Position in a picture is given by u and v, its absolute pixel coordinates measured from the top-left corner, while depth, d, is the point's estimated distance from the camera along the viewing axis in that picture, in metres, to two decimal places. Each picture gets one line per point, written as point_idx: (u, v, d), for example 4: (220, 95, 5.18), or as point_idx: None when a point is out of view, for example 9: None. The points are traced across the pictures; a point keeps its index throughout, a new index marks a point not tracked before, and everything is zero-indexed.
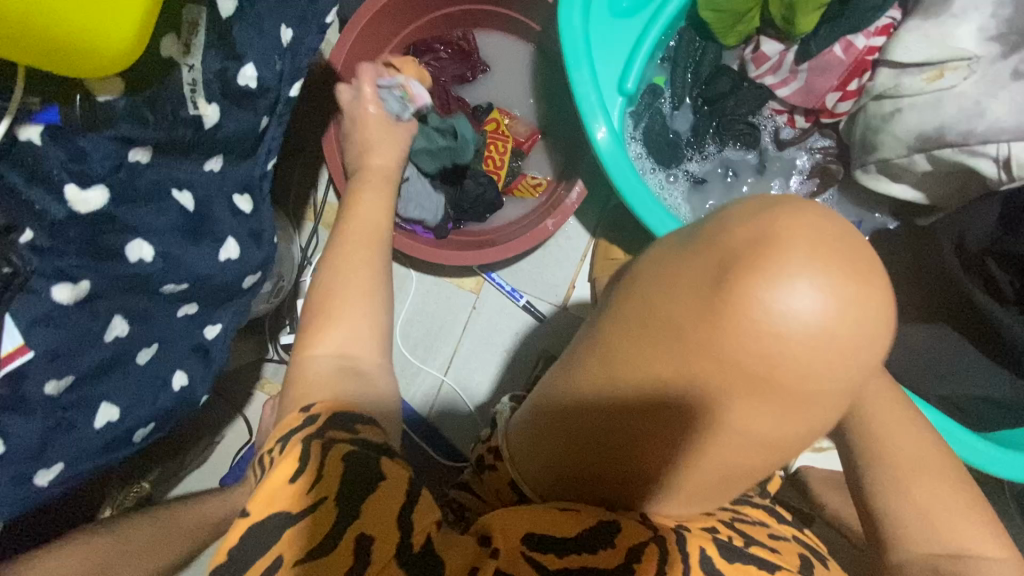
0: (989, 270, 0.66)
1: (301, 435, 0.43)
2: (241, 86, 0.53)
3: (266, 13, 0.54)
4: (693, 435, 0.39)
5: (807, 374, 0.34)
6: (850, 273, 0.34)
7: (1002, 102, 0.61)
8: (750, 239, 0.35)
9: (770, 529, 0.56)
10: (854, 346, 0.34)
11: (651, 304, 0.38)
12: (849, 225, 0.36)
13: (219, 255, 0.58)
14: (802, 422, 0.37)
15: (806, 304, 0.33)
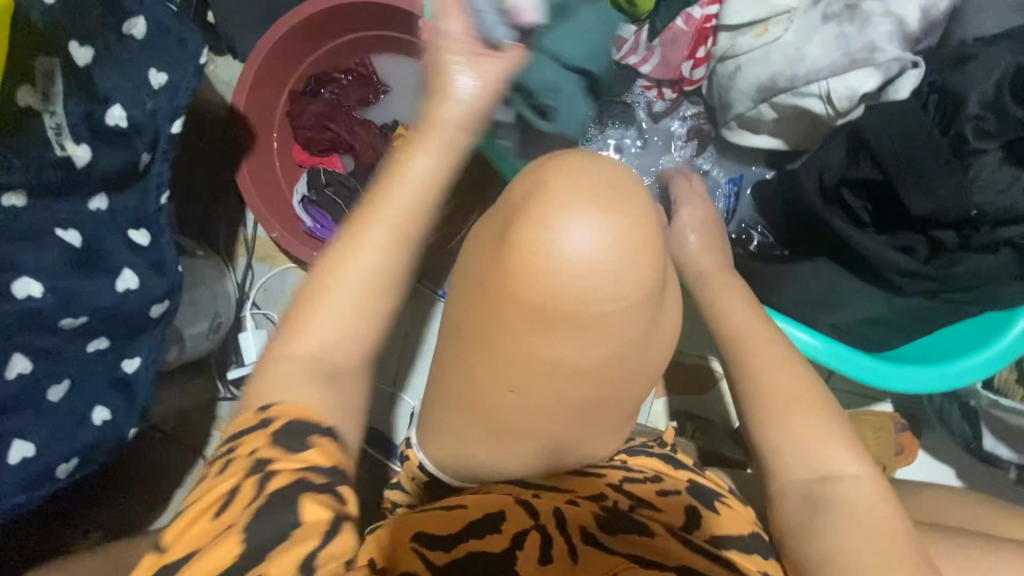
0: (845, 199, 0.71)
1: (239, 439, 0.42)
2: (111, 126, 0.60)
3: (129, 61, 0.60)
4: (521, 369, 0.46)
5: (582, 296, 0.41)
6: (606, 206, 0.42)
7: (818, 44, 0.67)
8: (528, 193, 0.44)
9: (662, 483, 0.58)
10: (617, 268, 0.41)
11: (471, 261, 0.47)
12: (611, 172, 0.44)
13: (117, 285, 0.62)
14: (600, 344, 0.44)
15: (559, 236, 0.41)
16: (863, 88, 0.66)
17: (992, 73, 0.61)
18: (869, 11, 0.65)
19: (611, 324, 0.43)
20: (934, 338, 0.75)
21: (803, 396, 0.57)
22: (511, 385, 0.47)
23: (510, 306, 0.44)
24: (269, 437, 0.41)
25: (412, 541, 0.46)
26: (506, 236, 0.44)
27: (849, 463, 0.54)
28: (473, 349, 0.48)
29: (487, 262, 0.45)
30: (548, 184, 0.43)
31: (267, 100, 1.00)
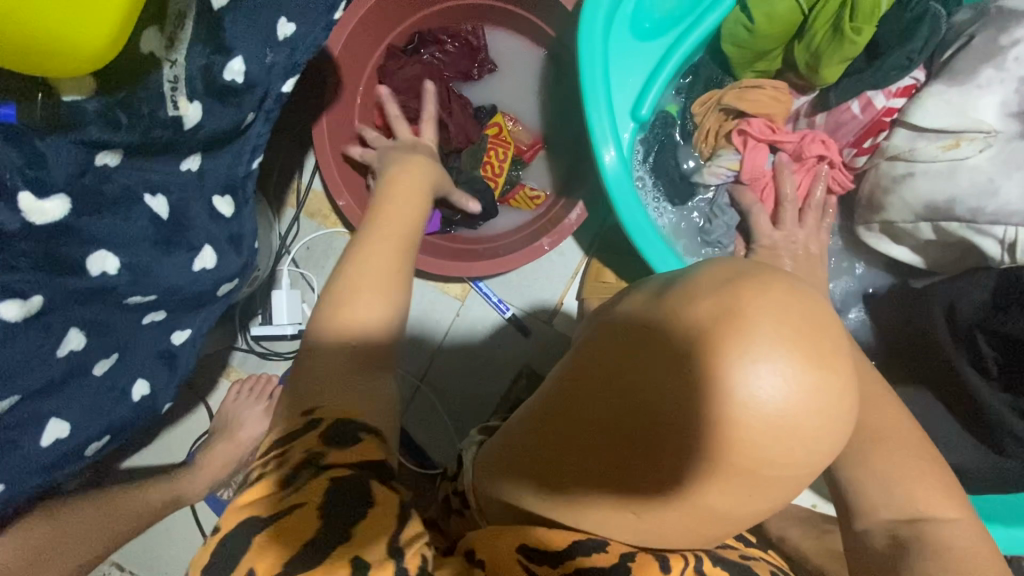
0: (978, 345, 0.66)
1: (289, 449, 0.40)
2: (227, 81, 0.49)
3: (263, 4, 0.49)
4: (647, 510, 0.36)
5: (766, 463, 0.31)
6: (815, 356, 0.30)
7: (1015, 184, 0.60)
8: (711, 313, 0.30)
9: (741, 549, 0.54)
10: (822, 433, 0.30)
11: (608, 368, 0.35)
12: (807, 298, 0.31)
13: (193, 264, 0.53)
14: (765, 502, 0.34)
15: (757, 392, 0.29)
16: None
17: None
18: None
19: (785, 485, 0.33)
20: None
21: (888, 440, 0.52)
22: (607, 506, 0.37)
23: (631, 424, 0.33)
24: (320, 434, 0.41)
25: (518, 552, 0.41)
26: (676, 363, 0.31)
27: (945, 507, 0.50)
28: (578, 467, 0.37)
29: (644, 381, 0.33)
30: (745, 313, 0.30)
31: (363, 49, 0.89)
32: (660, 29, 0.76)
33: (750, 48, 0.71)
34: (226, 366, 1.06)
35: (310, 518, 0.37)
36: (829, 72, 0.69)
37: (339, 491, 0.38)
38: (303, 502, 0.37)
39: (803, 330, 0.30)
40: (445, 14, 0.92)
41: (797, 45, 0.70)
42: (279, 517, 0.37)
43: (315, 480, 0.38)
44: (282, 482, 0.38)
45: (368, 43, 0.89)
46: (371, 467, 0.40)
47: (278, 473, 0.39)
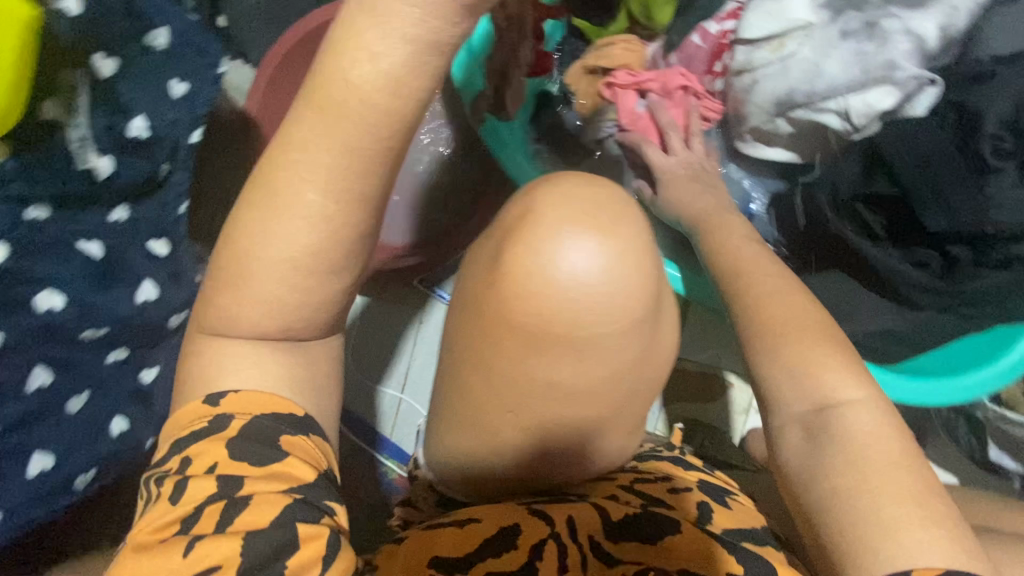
0: (862, 215, 0.72)
1: (191, 451, 0.41)
2: (133, 136, 0.60)
3: (150, 69, 0.60)
4: (520, 391, 0.50)
5: (574, 320, 0.47)
6: (598, 229, 0.47)
7: (836, 59, 0.66)
8: (521, 215, 0.50)
9: (674, 482, 0.61)
10: (614, 288, 0.46)
11: (469, 288, 0.52)
12: (592, 189, 0.50)
13: (135, 296, 0.63)
14: (598, 363, 0.49)
15: (560, 258, 0.46)
16: (881, 107, 0.65)
17: (1008, 89, 0.60)
18: (888, 29, 0.64)
19: (603, 346, 0.48)
20: (950, 353, 0.74)
21: (798, 332, 0.54)
22: (497, 398, 0.51)
23: (486, 313, 0.49)
24: (228, 453, 0.40)
25: (431, 566, 0.46)
26: (500, 258, 0.49)
27: (846, 389, 0.50)
28: (468, 369, 0.52)
29: (483, 279, 0.50)
30: (541, 208, 0.49)
31: (279, 105, 0.99)
32: None
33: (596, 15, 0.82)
34: None
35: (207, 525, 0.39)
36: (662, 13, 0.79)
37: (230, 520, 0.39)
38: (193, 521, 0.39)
39: (589, 211, 0.48)
40: None
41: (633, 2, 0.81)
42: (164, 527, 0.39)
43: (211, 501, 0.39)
44: (178, 487, 0.40)
45: (283, 100, 0.99)
46: (280, 509, 0.40)
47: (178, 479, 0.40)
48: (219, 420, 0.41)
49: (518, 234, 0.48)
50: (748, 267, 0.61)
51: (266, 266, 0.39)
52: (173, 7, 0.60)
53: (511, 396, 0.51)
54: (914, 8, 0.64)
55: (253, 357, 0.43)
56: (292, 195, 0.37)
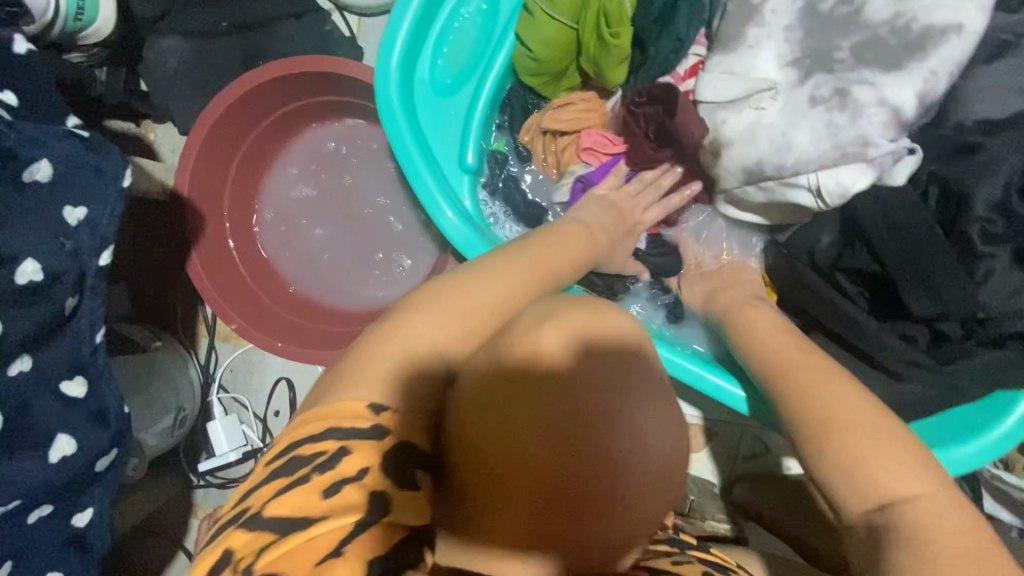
0: (841, 284, 0.67)
1: (349, 442, 0.41)
2: (22, 284, 0.54)
3: (36, 206, 0.54)
4: (550, 534, 0.40)
5: (603, 477, 0.39)
6: (614, 356, 0.41)
7: (805, 131, 0.61)
8: (525, 351, 0.41)
9: (675, 556, 0.56)
10: (647, 433, 0.40)
11: (471, 410, 0.42)
12: (600, 312, 0.44)
13: (50, 456, 0.57)
14: (638, 515, 0.41)
15: (580, 396, 0.40)
16: (856, 186, 0.61)
17: (998, 167, 0.56)
18: (860, 98, 0.59)
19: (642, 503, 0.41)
20: (940, 422, 0.71)
21: (870, 432, 0.47)
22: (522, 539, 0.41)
23: (498, 450, 0.40)
24: (381, 464, 0.40)
25: None
26: (508, 395, 0.40)
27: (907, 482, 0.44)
28: (478, 509, 0.41)
29: (486, 417, 0.41)
30: (548, 349, 0.41)
31: (215, 179, 0.91)
32: (459, 82, 0.80)
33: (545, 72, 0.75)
34: (191, 506, 1.06)
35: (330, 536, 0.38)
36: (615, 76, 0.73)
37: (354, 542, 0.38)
38: (330, 523, 0.38)
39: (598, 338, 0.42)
40: (280, 122, 0.94)
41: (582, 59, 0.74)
42: (277, 530, 0.39)
43: (351, 510, 0.39)
44: (330, 479, 0.39)
45: (219, 174, 0.92)
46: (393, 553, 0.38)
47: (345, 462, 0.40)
48: (385, 427, 0.42)
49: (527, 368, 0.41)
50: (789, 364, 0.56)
51: (466, 293, 0.50)
52: (55, 136, 0.55)
53: (545, 537, 0.40)
54: (888, 70, 0.58)
55: (399, 376, 0.45)
56: (503, 271, 0.54)
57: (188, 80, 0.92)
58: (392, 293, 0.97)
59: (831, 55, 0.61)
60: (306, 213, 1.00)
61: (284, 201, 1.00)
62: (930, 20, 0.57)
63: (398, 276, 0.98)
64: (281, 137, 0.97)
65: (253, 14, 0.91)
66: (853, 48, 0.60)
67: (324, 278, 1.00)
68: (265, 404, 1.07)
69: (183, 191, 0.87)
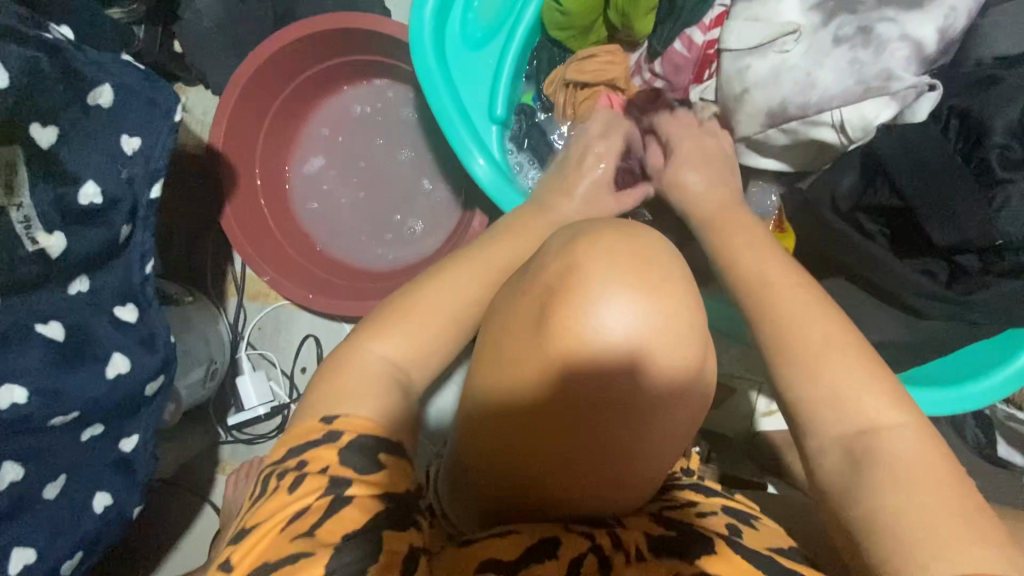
0: (862, 224, 0.69)
1: (306, 454, 0.46)
2: (84, 204, 0.57)
3: (96, 129, 0.57)
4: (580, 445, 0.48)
5: (630, 388, 0.46)
6: (641, 283, 0.46)
7: (829, 69, 0.64)
8: (558, 273, 0.48)
9: (698, 507, 0.56)
10: (670, 346, 0.45)
11: (506, 340, 0.49)
12: (641, 248, 0.48)
13: (106, 373, 0.59)
14: (655, 430, 0.48)
15: (606, 319, 0.45)
16: (879, 120, 0.63)
17: (1017, 97, 0.58)
18: (884, 35, 0.61)
19: (664, 412, 0.47)
20: (952, 362, 0.73)
21: (842, 356, 0.48)
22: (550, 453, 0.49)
23: (534, 369, 0.47)
24: (340, 459, 0.45)
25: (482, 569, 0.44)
26: (543, 323, 0.47)
27: (886, 412, 0.46)
28: (513, 427, 0.49)
29: (522, 341, 0.48)
30: (582, 264, 0.47)
31: (248, 135, 0.94)
32: (490, 36, 0.82)
33: (573, 27, 0.78)
34: (217, 461, 1.09)
35: (304, 521, 0.43)
36: (641, 25, 0.76)
37: (330, 519, 0.42)
38: (307, 508, 0.43)
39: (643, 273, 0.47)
40: (311, 81, 0.97)
41: (609, 10, 0.77)
42: (249, 535, 0.43)
43: (320, 492, 0.43)
44: (291, 478, 0.45)
45: (251, 130, 0.94)
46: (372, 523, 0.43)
47: (295, 473, 0.45)
48: (338, 427, 0.47)
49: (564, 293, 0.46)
50: (773, 287, 0.55)
51: (454, 276, 0.59)
52: (114, 65, 0.58)
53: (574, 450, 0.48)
54: (911, 7, 0.61)
55: (380, 386, 0.51)
56: (452, 276, 0.59)
57: (222, 41, 0.95)
58: (402, 255, 1.00)
59: None
60: (333, 172, 1.02)
61: (314, 160, 1.02)
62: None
63: (410, 238, 1.01)
64: (311, 97, 1.00)
65: None
66: None
67: (350, 235, 1.02)
68: (292, 361, 1.09)
69: (217, 144, 0.90)
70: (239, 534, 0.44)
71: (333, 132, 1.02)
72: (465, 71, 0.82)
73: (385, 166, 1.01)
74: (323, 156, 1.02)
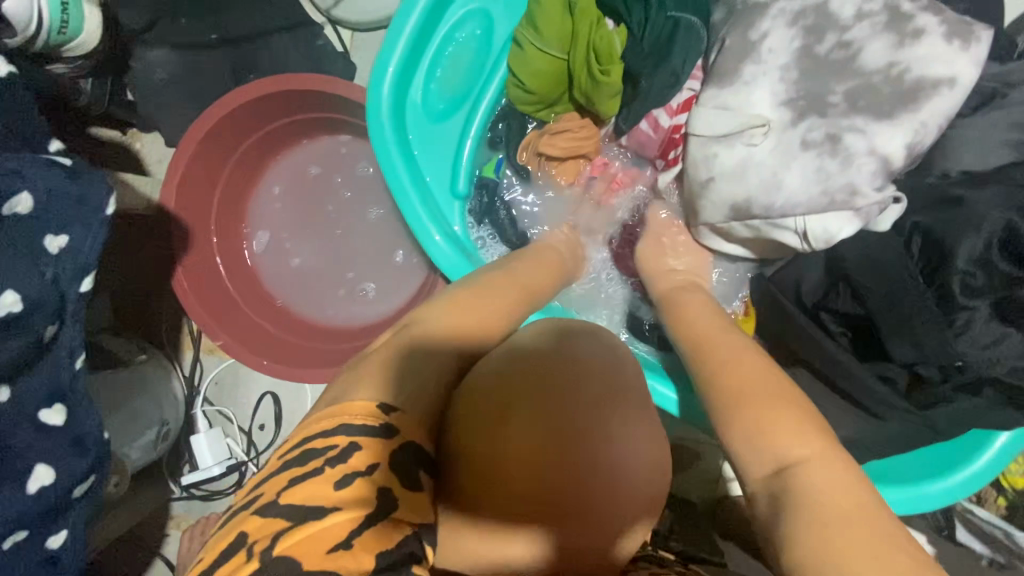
0: (824, 322, 0.68)
1: (357, 440, 0.40)
2: (2, 314, 0.53)
3: (19, 233, 0.53)
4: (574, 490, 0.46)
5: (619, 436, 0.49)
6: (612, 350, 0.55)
7: (796, 173, 0.61)
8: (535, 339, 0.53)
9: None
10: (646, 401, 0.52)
11: (494, 383, 0.48)
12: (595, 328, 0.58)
13: (28, 486, 0.57)
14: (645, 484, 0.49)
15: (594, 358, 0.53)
16: (841, 234, 0.61)
17: (982, 224, 0.56)
18: (851, 146, 0.59)
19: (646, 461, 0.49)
20: (915, 457, 0.73)
21: (785, 414, 0.47)
22: (541, 495, 0.46)
23: (517, 409, 0.47)
24: (389, 462, 0.40)
25: None
26: (540, 370, 0.49)
27: (795, 445, 0.44)
28: (498, 474, 0.45)
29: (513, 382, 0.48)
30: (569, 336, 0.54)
31: (204, 192, 0.90)
32: (454, 106, 0.80)
33: (536, 102, 0.77)
34: (170, 516, 1.05)
35: (336, 530, 0.37)
36: (605, 107, 0.75)
37: (365, 534, 0.37)
38: (342, 515, 0.37)
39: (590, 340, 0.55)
40: (269, 137, 0.93)
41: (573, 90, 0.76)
42: (280, 521, 0.38)
43: (362, 504, 0.38)
44: (341, 472, 0.39)
45: (207, 188, 0.91)
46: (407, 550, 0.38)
47: (340, 465, 0.39)
48: (393, 428, 0.41)
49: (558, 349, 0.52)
50: (712, 340, 0.58)
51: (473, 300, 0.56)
52: (38, 165, 0.54)
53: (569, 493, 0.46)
54: (880, 119, 0.58)
55: (385, 379, 0.45)
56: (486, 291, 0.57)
57: (175, 93, 0.91)
58: (365, 318, 0.98)
59: (825, 99, 0.61)
60: (296, 227, 0.99)
61: (273, 214, 0.99)
62: (923, 72, 0.57)
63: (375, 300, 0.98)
64: (271, 151, 0.96)
65: (244, 27, 0.89)
66: (847, 92, 0.60)
67: (310, 293, 0.99)
68: (251, 417, 1.06)
69: (169, 205, 0.86)
70: (272, 517, 0.38)
71: (300, 182, 0.98)
72: (428, 141, 0.80)
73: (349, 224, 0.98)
74: (286, 210, 0.99)
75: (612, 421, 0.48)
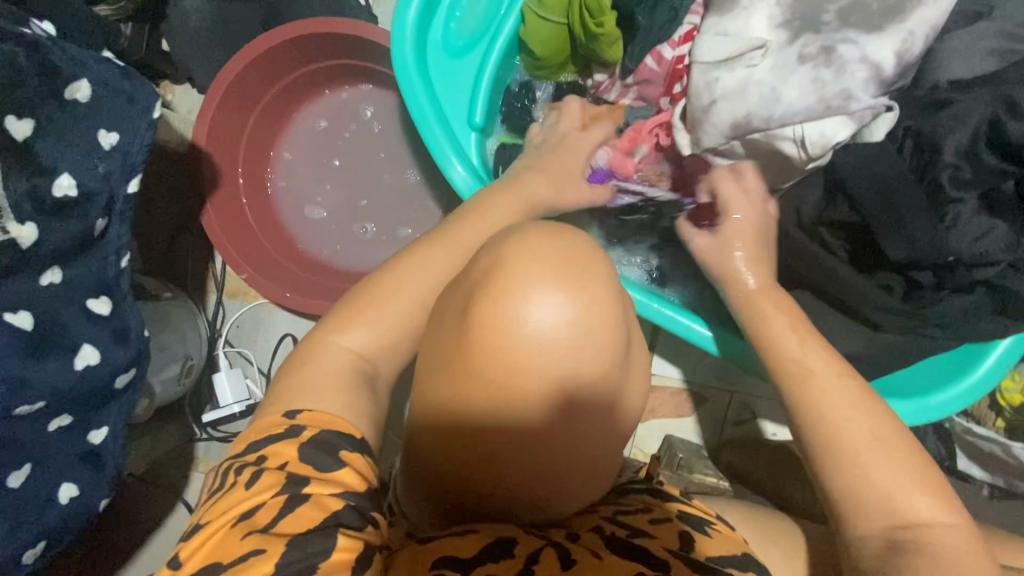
0: (824, 238, 0.71)
1: (268, 448, 0.45)
2: (58, 197, 0.58)
3: (75, 123, 0.58)
4: (523, 453, 0.45)
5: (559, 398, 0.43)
6: (569, 277, 0.43)
7: (794, 87, 0.65)
8: (487, 269, 0.44)
9: (653, 512, 0.55)
10: (604, 336, 0.43)
11: (433, 349, 0.47)
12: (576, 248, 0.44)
13: (76, 364, 0.60)
14: (592, 445, 0.46)
15: (531, 313, 0.42)
16: (838, 136, 0.65)
17: (967, 119, 0.61)
18: (845, 55, 0.63)
19: (590, 427, 0.45)
20: (911, 373, 0.76)
21: (877, 457, 0.53)
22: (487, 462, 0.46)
23: (447, 377, 0.45)
24: (297, 454, 0.44)
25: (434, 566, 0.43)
26: (466, 318, 0.44)
27: (923, 507, 0.50)
28: (441, 439, 0.47)
29: (446, 343, 0.45)
30: (508, 262, 0.43)
31: (232, 133, 0.95)
32: (471, 45, 0.85)
33: (546, 59, 0.84)
34: (192, 458, 1.09)
35: (264, 516, 0.42)
36: (610, 53, 0.80)
37: (286, 517, 0.41)
38: (253, 505, 0.42)
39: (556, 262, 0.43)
40: (293, 84, 0.98)
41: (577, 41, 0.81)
42: (203, 529, 0.43)
43: (267, 489, 0.42)
44: (251, 473, 0.44)
45: (235, 130, 0.95)
46: (332, 519, 0.42)
47: (250, 470, 0.44)
48: (299, 425, 0.46)
49: (491, 290, 0.43)
50: (817, 376, 0.59)
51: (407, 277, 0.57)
52: (95, 60, 0.59)
53: (513, 459, 0.46)
54: (870, 31, 0.63)
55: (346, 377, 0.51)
56: (431, 256, 0.59)
57: (209, 40, 0.96)
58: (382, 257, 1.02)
59: (818, 16, 0.65)
60: (317, 174, 1.04)
61: (296, 159, 1.04)
62: None
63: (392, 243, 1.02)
64: (298, 99, 1.02)
65: None
66: (839, 10, 0.64)
67: (328, 235, 1.03)
68: (269, 360, 1.10)
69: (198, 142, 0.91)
70: (196, 528, 0.43)
71: (323, 129, 1.03)
72: (447, 77, 0.84)
73: (369, 170, 1.03)
74: (307, 157, 1.04)
75: (555, 366, 0.42)
